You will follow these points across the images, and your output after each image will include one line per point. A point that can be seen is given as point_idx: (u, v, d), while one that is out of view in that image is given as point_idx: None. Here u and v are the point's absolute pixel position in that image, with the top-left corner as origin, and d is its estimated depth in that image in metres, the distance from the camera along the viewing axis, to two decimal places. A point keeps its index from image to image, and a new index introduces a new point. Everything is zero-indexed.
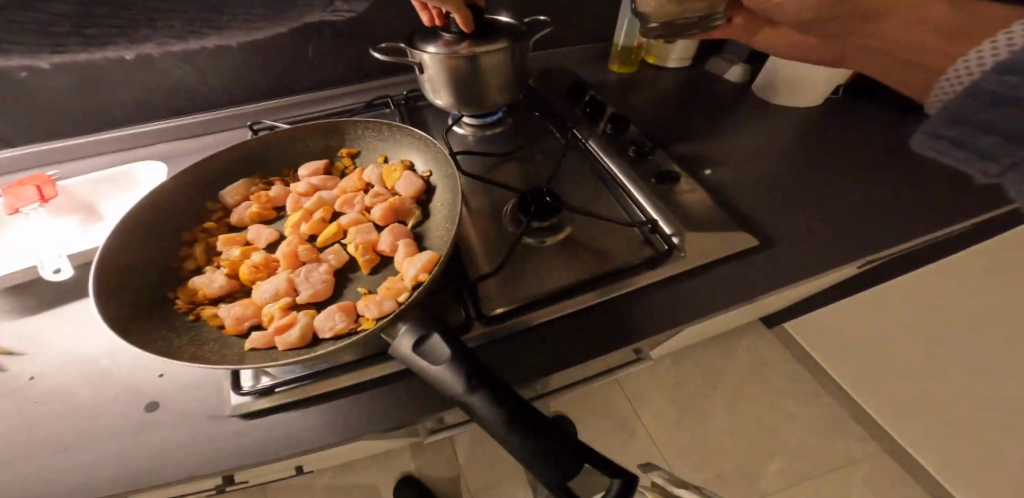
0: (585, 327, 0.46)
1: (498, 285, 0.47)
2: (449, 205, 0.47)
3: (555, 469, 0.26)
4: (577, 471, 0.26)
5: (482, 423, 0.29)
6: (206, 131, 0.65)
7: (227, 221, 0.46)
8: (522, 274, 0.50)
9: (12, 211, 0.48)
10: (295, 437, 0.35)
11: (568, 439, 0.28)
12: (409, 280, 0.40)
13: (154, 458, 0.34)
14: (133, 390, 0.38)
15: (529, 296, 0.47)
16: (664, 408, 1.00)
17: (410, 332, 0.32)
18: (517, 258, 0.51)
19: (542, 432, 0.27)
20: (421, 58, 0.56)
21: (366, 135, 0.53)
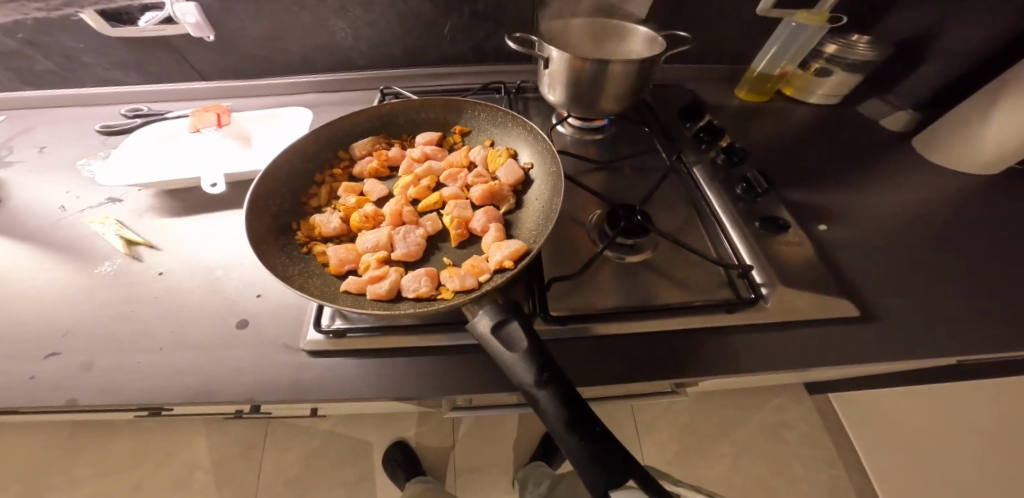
0: (644, 352, 0.45)
1: (568, 289, 0.48)
2: (543, 200, 0.48)
3: (604, 477, 0.27)
4: (625, 485, 0.26)
5: (541, 414, 0.30)
6: (341, 88, 0.73)
7: (348, 171, 0.51)
8: (595, 284, 0.50)
9: (195, 130, 0.59)
10: (351, 382, 0.40)
11: (621, 453, 0.28)
12: (492, 263, 0.43)
13: (229, 374, 0.40)
14: (234, 302, 0.46)
15: (596, 308, 0.47)
16: (684, 456, 0.93)
17: (491, 313, 0.35)
18: (594, 267, 0.51)
19: (597, 438, 0.28)
20: (549, 54, 0.58)
21: (481, 117, 0.56)
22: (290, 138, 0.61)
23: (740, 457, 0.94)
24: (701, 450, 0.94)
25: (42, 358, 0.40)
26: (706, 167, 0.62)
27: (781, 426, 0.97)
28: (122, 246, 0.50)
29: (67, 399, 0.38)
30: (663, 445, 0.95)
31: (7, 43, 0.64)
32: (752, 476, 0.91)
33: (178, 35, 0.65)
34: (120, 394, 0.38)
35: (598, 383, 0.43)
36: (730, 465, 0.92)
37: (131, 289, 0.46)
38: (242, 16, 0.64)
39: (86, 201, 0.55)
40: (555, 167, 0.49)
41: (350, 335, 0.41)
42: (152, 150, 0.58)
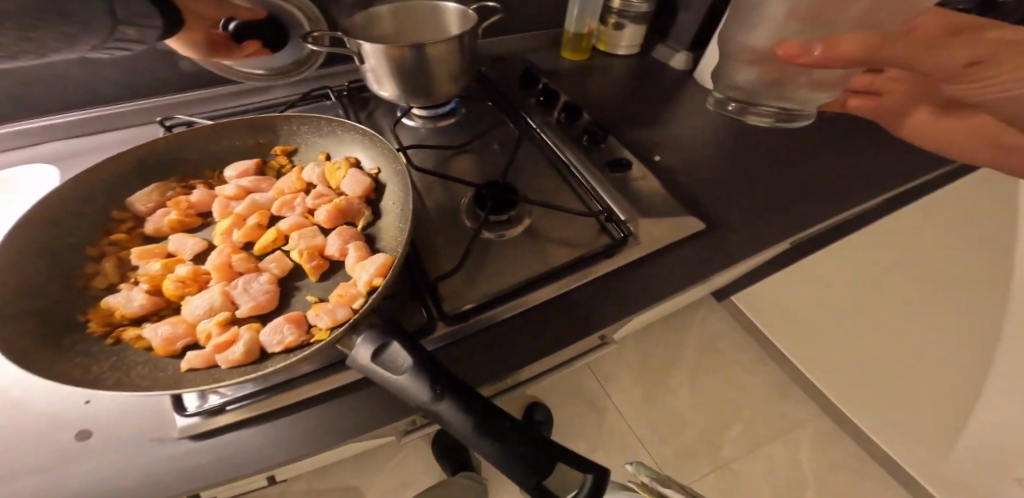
0: (544, 321, 0.46)
1: (457, 283, 0.46)
2: (401, 203, 0.44)
3: (525, 468, 0.26)
4: (548, 468, 0.26)
5: (447, 429, 0.28)
6: (108, 126, 0.58)
7: (143, 232, 0.41)
8: (487, 268, 0.49)
9: None
10: (251, 455, 0.33)
11: (539, 438, 0.27)
12: (362, 286, 0.38)
13: (108, 480, 0.31)
14: (17, 434, 0.33)
15: (491, 292, 0.46)
16: (643, 391, 1.01)
17: (369, 341, 0.31)
18: (479, 252, 0.50)
19: (509, 432, 0.27)
20: (360, 48, 0.53)
21: (304, 130, 0.49)
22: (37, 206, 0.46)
23: (687, 377, 1.03)
24: (659, 380, 1.03)
25: None
26: (553, 130, 0.64)
27: (709, 338, 1.11)
28: None
29: None
30: (628, 389, 1.01)
31: None
32: (689, 386, 1.02)
33: None
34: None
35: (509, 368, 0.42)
36: (674, 387, 1.02)
37: None
38: None
39: None
40: (400, 164, 0.45)
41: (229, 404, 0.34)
42: None
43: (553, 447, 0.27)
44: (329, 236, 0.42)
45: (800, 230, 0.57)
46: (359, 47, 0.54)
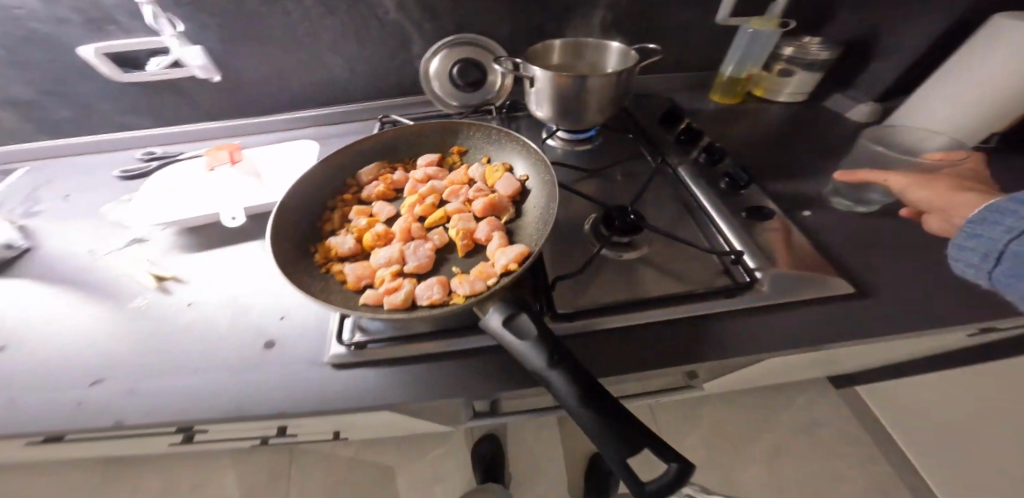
0: (645, 341, 0.47)
1: (574, 289, 0.51)
2: (543, 207, 0.52)
3: (616, 440, 0.30)
4: (637, 449, 0.29)
5: (554, 393, 0.33)
6: (340, 119, 0.79)
7: (357, 195, 0.55)
8: (603, 281, 0.53)
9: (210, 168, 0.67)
10: (378, 388, 0.43)
11: (632, 420, 0.31)
12: (499, 268, 0.45)
13: (258, 393, 0.42)
14: (247, 334, 0.48)
15: (602, 304, 0.50)
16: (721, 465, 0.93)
17: (500, 311, 0.38)
18: (598, 267, 0.55)
19: (608, 407, 0.31)
20: (532, 74, 0.62)
21: (476, 138, 0.60)
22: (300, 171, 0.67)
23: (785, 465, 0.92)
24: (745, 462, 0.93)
25: (88, 385, 0.43)
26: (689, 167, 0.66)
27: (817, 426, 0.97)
28: (153, 282, 0.54)
29: (116, 419, 0.40)
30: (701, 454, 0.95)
31: (29, 95, 0.70)
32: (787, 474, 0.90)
33: (189, 78, 0.72)
34: (124, 424, 0.40)
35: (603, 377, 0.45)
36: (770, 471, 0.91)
37: (162, 320, 0.50)
38: (249, 55, 0.72)
39: (116, 244, 0.60)
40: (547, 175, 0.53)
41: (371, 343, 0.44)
42: (175, 188, 0.64)
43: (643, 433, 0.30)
44: (480, 223, 0.51)
45: (984, 321, 0.48)
46: (533, 73, 0.63)
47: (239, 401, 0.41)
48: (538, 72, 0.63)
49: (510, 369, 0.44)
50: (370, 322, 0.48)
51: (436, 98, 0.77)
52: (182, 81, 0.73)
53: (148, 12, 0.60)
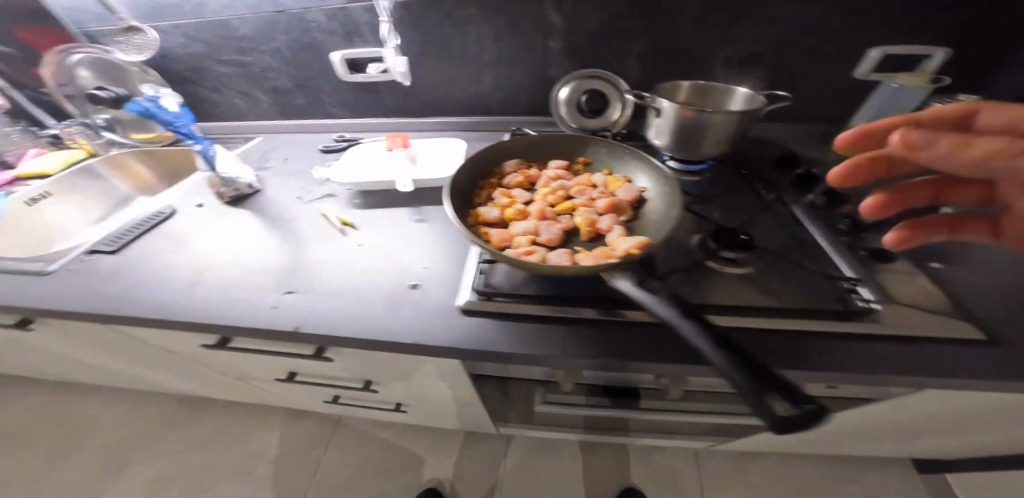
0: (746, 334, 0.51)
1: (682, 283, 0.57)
2: (660, 213, 0.59)
3: (748, 375, 0.35)
4: (768, 384, 0.35)
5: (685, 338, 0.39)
6: (481, 129, 0.98)
7: (500, 182, 0.68)
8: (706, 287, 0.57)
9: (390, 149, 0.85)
10: (498, 335, 0.54)
11: (760, 365, 0.36)
12: (619, 250, 0.52)
13: (398, 323, 0.56)
14: (392, 285, 0.61)
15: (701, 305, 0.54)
16: None
17: (627, 278, 0.46)
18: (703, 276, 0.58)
19: (737, 350, 0.37)
20: (659, 105, 0.70)
21: (601, 152, 0.70)
22: (453, 162, 0.82)
23: None
24: None
25: (283, 294, 0.60)
26: (805, 204, 0.68)
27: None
28: (338, 224, 0.72)
29: (296, 326, 0.56)
30: None
31: (286, 85, 0.99)
32: None
33: (384, 82, 0.96)
34: (302, 335, 0.55)
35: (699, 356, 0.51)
36: None
37: (340, 255, 0.67)
38: (430, 68, 0.93)
39: (315, 194, 0.80)
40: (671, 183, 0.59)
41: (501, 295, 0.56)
42: (362, 163, 0.83)
43: (761, 376, 0.35)
44: (602, 217, 0.59)
45: None
46: (660, 105, 0.71)
47: (379, 339, 0.55)
48: (664, 105, 0.71)
49: (610, 340, 0.54)
50: (498, 281, 0.60)
51: (559, 122, 0.91)
52: (379, 84, 0.96)
53: (386, 29, 0.80)
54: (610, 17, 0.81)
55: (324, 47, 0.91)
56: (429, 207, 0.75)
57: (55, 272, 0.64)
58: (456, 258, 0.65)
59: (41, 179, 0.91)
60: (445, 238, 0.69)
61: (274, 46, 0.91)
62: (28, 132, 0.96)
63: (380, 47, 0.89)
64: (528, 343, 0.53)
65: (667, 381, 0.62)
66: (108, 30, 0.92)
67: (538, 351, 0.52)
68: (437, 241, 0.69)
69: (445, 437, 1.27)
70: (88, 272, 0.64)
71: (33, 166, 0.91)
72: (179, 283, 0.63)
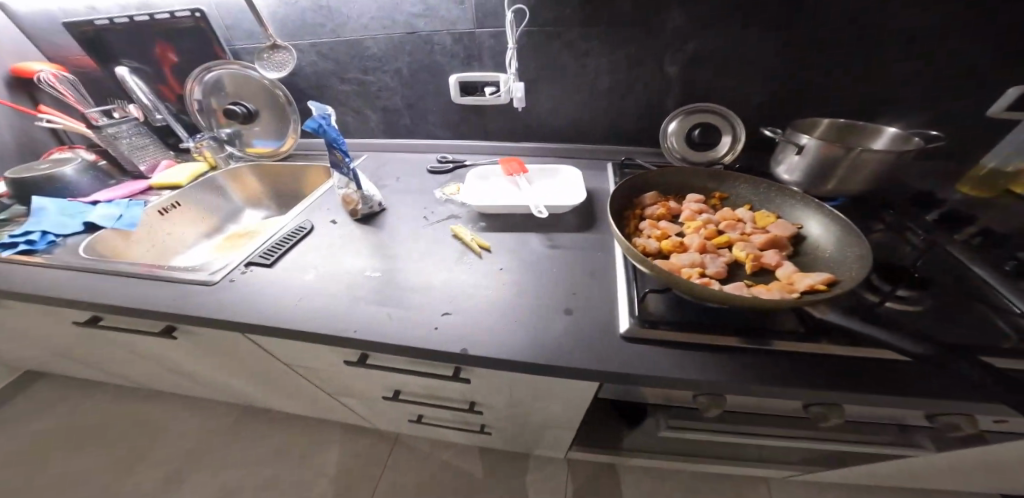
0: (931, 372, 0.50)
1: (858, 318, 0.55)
2: (827, 249, 0.58)
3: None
4: None
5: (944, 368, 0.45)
6: (582, 155, 0.99)
7: (642, 213, 0.68)
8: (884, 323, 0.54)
9: (510, 175, 0.86)
10: (668, 364, 0.54)
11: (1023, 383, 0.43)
12: (803, 286, 0.52)
13: (561, 348, 0.57)
14: (546, 308, 0.62)
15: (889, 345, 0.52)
16: None
17: (840, 317, 0.53)
18: (876, 313, 0.55)
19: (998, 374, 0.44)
20: (801, 141, 0.70)
21: (741, 187, 0.70)
22: (574, 189, 0.83)
23: None
24: None
25: (441, 315, 0.62)
26: (958, 245, 0.66)
27: None
28: (473, 245, 0.73)
29: (464, 348, 0.57)
30: None
31: (397, 106, 1.04)
32: None
33: (493, 106, 0.98)
34: (471, 357, 0.57)
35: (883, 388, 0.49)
36: None
37: (485, 276, 0.68)
38: (540, 94, 0.95)
39: (439, 215, 0.82)
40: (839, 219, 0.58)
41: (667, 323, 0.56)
42: (484, 188, 0.85)
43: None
44: (764, 252, 0.59)
45: None
46: (801, 140, 0.71)
47: (548, 364, 0.55)
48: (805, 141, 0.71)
49: (789, 372, 0.52)
50: (655, 309, 0.60)
51: (670, 152, 0.90)
52: (488, 108, 0.99)
53: (512, 55, 0.85)
54: (735, 53, 0.82)
55: (443, 70, 0.95)
56: (558, 232, 0.75)
57: (218, 282, 0.70)
58: (601, 284, 0.65)
59: (171, 188, 1.04)
60: (588, 262, 0.69)
61: (398, 66, 0.97)
62: (161, 146, 1.14)
63: (498, 72, 0.92)
64: (701, 374, 0.53)
65: (821, 412, 0.56)
66: (253, 47, 1.03)
67: (712, 381, 0.52)
68: (574, 266, 0.69)
69: (515, 461, 1.23)
70: (251, 282, 0.70)
71: (166, 177, 1.05)
72: (339, 299, 0.66)
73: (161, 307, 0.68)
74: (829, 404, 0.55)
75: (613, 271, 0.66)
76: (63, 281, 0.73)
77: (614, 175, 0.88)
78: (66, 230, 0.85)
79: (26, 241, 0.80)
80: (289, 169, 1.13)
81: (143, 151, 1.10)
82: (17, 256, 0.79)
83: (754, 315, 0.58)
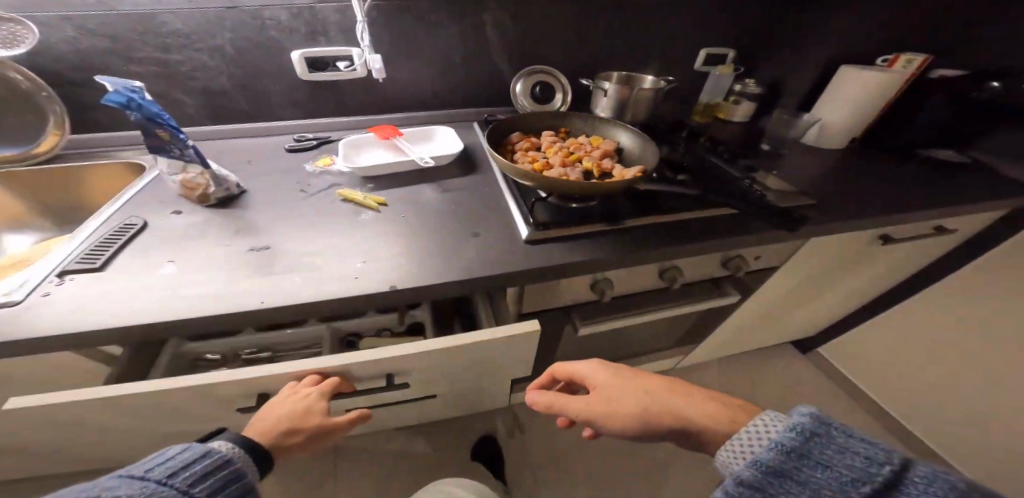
0: (714, 206, 0.77)
1: (672, 196, 0.79)
2: (644, 153, 0.80)
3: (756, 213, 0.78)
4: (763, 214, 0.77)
5: (719, 210, 0.77)
6: (445, 122, 1.06)
7: (511, 149, 0.80)
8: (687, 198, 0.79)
9: (382, 141, 0.89)
10: (568, 252, 0.66)
11: (753, 212, 0.77)
12: (634, 172, 0.71)
13: (482, 263, 0.63)
14: (456, 239, 0.68)
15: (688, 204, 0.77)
16: None
17: (670, 205, 0.76)
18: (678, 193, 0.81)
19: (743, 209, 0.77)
20: (604, 85, 0.92)
21: (577, 121, 0.89)
22: (448, 144, 0.91)
23: None
24: None
25: (359, 263, 0.61)
26: (711, 151, 0.98)
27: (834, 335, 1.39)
28: (365, 201, 0.73)
29: (391, 284, 0.58)
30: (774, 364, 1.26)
31: (226, 87, 0.91)
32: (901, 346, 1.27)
33: (345, 81, 0.97)
34: (399, 293, 0.58)
35: (701, 235, 0.71)
36: None
37: (386, 226, 0.69)
38: (392, 67, 0.98)
39: (318, 185, 0.79)
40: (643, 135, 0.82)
41: (559, 221, 0.69)
42: (360, 154, 0.85)
43: (756, 213, 0.78)
44: (605, 159, 0.77)
45: (885, 217, 0.83)
46: (604, 84, 0.93)
47: (472, 279, 0.61)
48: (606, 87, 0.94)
49: (644, 238, 0.70)
50: (542, 215, 0.71)
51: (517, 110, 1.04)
52: (339, 83, 0.97)
53: (362, 29, 0.88)
54: (548, 25, 1.01)
55: (280, 44, 0.89)
56: (446, 181, 0.81)
57: (25, 302, 0.52)
58: (495, 213, 0.74)
59: None
60: (480, 200, 0.77)
61: (218, 44, 0.86)
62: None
63: (346, 46, 0.92)
64: (594, 250, 0.67)
65: (672, 274, 0.80)
66: None
67: (599, 256, 0.66)
68: (468, 203, 0.76)
69: (449, 425, 1.28)
70: (80, 291, 0.55)
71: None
72: (218, 278, 0.57)
73: None
74: (675, 267, 0.80)
75: (506, 199, 0.76)
76: None
77: (480, 130, 1.00)
78: None
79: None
80: (72, 176, 0.86)
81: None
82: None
83: (610, 205, 0.75)
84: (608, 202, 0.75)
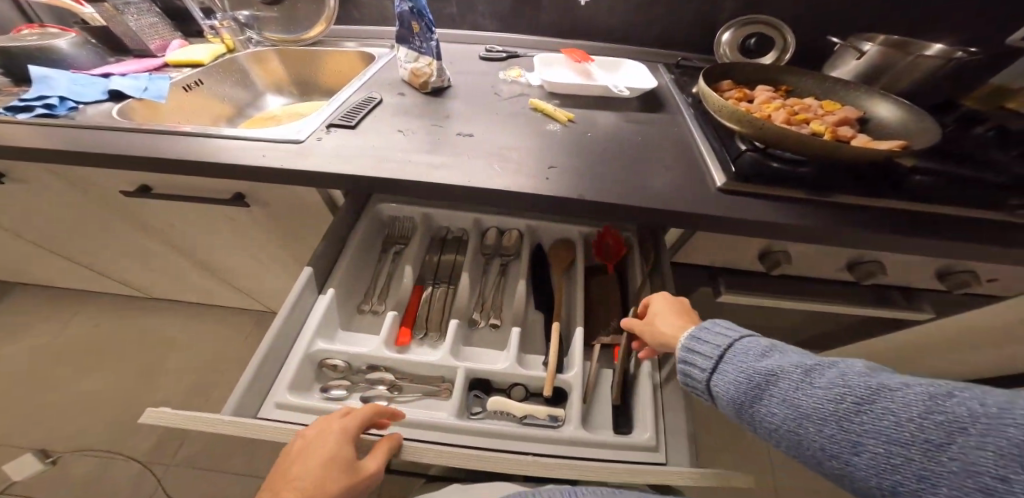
0: (968, 206, 0.61)
1: (909, 182, 0.65)
2: (893, 129, 0.67)
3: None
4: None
5: (976, 213, 0.60)
6: (634, 56, 1.01)
7: (724, 95, 0.74)
8: (929, 189, 0.64)
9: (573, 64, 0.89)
10: (761, 209, 0.60)
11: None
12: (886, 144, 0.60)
13: (668, 198, 0.61)
14: (641, 168, 0.66)
15: (931, 195, 0.63)
16: None
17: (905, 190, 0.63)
18: (918, 180, 0.66)
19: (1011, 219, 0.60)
20: (863, 46, 0.80)
21: (806, 81, 0.79)
22: (641, 77, 0.87)
23: None
24: None
25: (548, 169, 0.63)
26: (971, 144, 0.77)
27: None
28: (557, 117, 0.75)
29: (579, 194, 0.59)
30: None
31: None
32: None
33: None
34: (586, 202, 0.59)
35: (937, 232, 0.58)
36: None
37: (574, 142, 0.70)
38: None
39: (511, 93, 0.82)
40: (899, 107, 0.69)
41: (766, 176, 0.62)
42: (551, 71, 0.86)
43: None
44: (842, 125, 0.67)
45: None
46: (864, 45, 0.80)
47: (659, 207, 0.59)
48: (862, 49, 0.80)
49: (856, 217, 0.60)
50: (743, 167, 0.65)
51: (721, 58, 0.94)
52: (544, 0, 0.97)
53: None
54: None
55: None
56: (633, 113, 0.79)
57: (306, 142, 0.66)
58: (684, 154, 0.70)
59: (192, 67, 0.95)
60: (667, 137, 0.74)
61: None
62: (169, 25, 1.05)
63: None
64: (792, 214, 0.60)
65: (870, 267, 0.68)
66: None
67: (795, 222, 0.59)
68: (656, 140, 0.73)
69: None
70: (335, 141, 0.67)
71: (183, 54, 0.96)
72: (427, 153, 0.65)
73: (238, 159, 0.64)
74: (876, 261, 0.68)
75: (700, 144, 0.71)
76: (105, 137, 0.68)
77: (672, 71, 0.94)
78: (87, 98, 0.77)
79: (43, 105, 0.72)
80: (317, 57, 1.05)
81: (151, 29, 1.01)
82: (36, 118, 0.71)
83: (830, 175, 0.65)
84: (826, 170, 0.66)
